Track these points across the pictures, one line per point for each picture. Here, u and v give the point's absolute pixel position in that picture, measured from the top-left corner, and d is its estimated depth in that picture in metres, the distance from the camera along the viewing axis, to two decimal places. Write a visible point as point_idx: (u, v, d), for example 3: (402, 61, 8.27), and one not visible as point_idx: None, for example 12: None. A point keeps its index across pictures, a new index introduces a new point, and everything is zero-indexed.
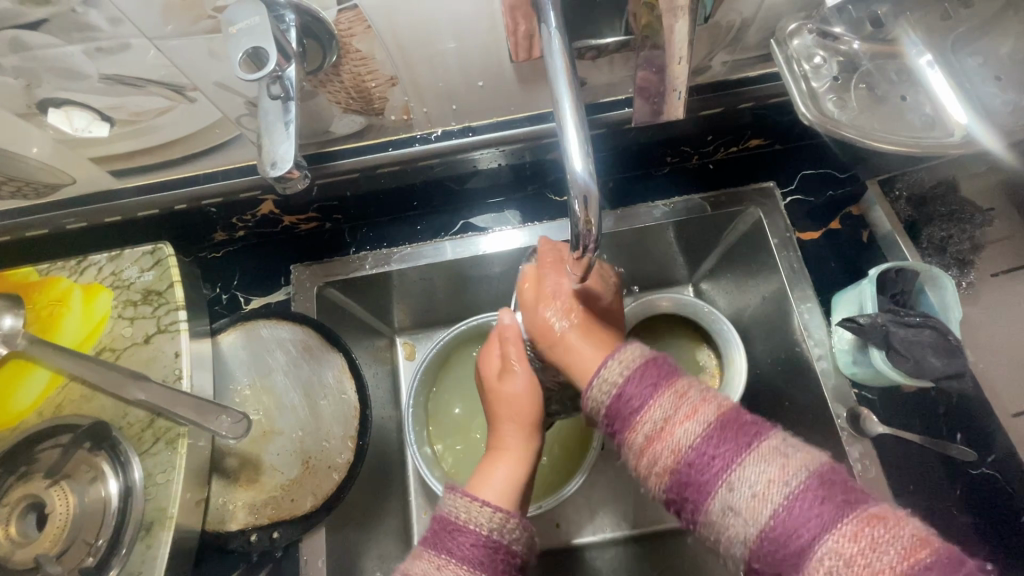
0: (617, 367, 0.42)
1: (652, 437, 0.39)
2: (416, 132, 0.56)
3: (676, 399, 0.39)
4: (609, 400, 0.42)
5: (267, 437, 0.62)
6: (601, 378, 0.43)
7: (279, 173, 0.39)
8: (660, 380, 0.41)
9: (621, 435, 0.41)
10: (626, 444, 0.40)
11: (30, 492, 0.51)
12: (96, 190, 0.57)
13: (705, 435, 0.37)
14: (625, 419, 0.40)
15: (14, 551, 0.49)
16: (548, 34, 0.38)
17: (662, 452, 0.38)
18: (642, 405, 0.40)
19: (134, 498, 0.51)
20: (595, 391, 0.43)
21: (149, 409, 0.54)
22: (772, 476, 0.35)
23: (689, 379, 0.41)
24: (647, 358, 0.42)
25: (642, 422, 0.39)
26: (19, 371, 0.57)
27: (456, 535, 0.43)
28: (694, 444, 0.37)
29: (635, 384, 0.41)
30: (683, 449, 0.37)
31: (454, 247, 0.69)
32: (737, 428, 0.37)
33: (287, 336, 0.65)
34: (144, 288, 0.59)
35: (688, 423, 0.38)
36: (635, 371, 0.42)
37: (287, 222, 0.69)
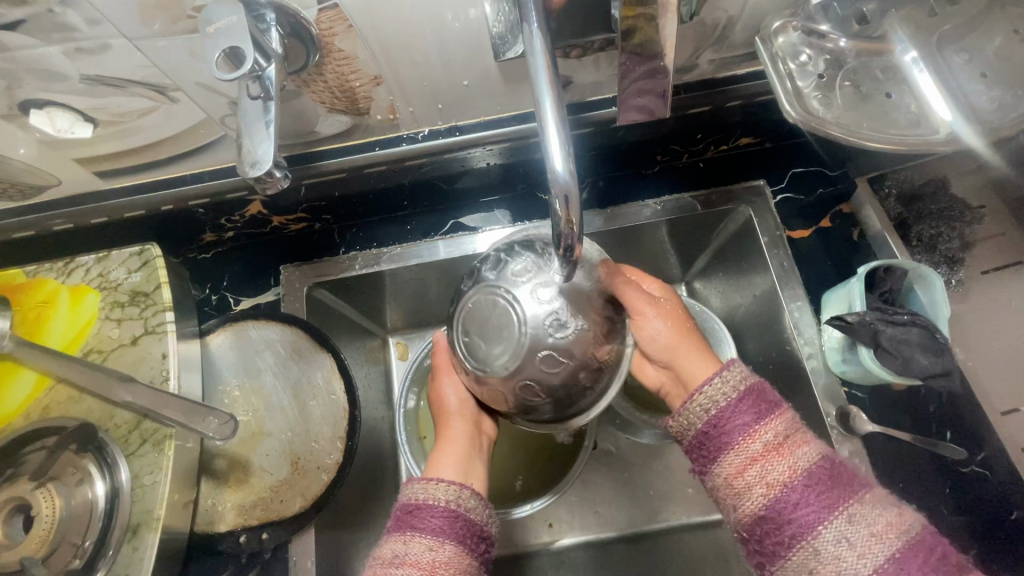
0: (722, 387, 0.46)
1: (759, 458, 0.43)
2: (402, 131, 0.56)
3: (789, 426, 0.44)
4: (718, 409, 0.46)
5: (256, 438, 0.62)
6: (717, 382, 0.47)
7: (259, 173, 0.39)
8: (765, 411, 0.45)
9: (722, 438, 0.45)
10: (733, 444, 0.44)
11: (16, 495, 0.51)
12: (82, 191, 0.57)
13: (816, 465, 0.42)
14: (734, 426, 0.45)
15: (0, 553, 0.49)
16: (529, 33, 0.38)
17: (775, 466, 0.43)
18: (753, 422, 0.44)
19: (121, 500, 0.51)
20: (695, 404, 0.47)
21: (135, 411, 0.54)
22: (888, 520, 0.39)
23: (790, 415, 0.45)
24: (750, 387, 0.46)
25: (755, 435, 0.44)
26: (6, 373, 0.56)
27: (416, 513, 0.45)
28: (807, 469, 0.42)
29: (747, 402, 0.46)
30: (796, 471, 0.42)
31: (444, 246, 0.69)
32: (850, 473, 0.43)
33: (276, 337, 0.65)
34: (131, 289, 0.59)
35: (803, 449, 0.43)
36: (749, 389, 0.46)
37: (276, 222, 0.68)
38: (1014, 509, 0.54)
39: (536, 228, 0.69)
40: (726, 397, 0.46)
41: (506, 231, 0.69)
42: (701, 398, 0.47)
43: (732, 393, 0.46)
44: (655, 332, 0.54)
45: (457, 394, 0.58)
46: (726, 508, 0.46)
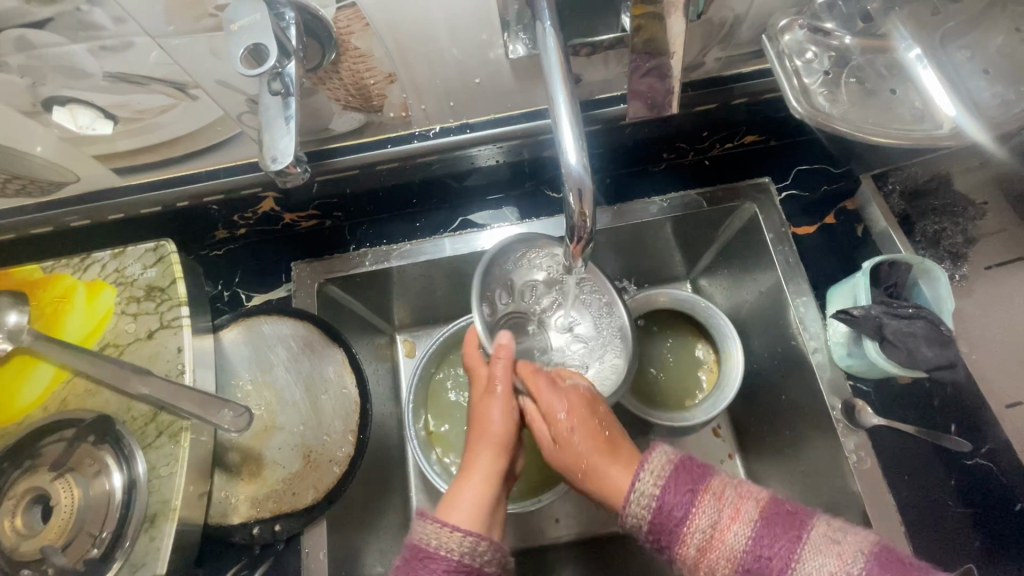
0: (650, 480, 0.45)
1: (704, 547, 0.42)
2: (414, 129, 0.57)
3: (715, 505, 0.43)
4: (650, 519, 0.44)
5: (268, 432, 0.63)
6: (637, 492, 0.45)
7: (280, 168, 0.40)
8: (694, 487, 0.44)
9: (669, 546, 0.44)
10: (677, 549, 0.43)
11: (35, 485, 0.52)
12: (100, 188, 0.58)
13: (758, 528, 0.41)
14: (671, 533, 0.43)
15: (20, 542, 0.50)
16: (543, 31, 0.39)
17: (718, 561, 0.41)
18: (684, 517, 0.43)
19: (138, 490, 0.52)
20: (634, 507, 0.45)
21: (152, 404, 0.55)
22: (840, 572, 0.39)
23: (720, 479, 0.44)
24: (675, 464, 0.45)
25: (690, 534, 0.42)
26: (24, 366, 0.57)
27: (426, 563, 0.46)
28: (745, 549, 0.41)
29: (672, 496, 0.44)
30: (737, 556, 0.41)
31: (453, 243, 0.70)
32: (788, 523, 0.41)
33: (288, 332, 0.66)
34: (147, 284, 0.60)
35: (734, 527, 0.41)
36: (668, 481, 0.44)
37: (287, 219, 0.69)
38: (1018, 501, 0.55)
39: (544, 225, 0.70)
40: (652, 502, 0.44)
41: (515, 227, 0.70)
42: (632, 514, 0.45)
43: (655, 495, 0.44)
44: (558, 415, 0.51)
45: (504, 417, 0.56)
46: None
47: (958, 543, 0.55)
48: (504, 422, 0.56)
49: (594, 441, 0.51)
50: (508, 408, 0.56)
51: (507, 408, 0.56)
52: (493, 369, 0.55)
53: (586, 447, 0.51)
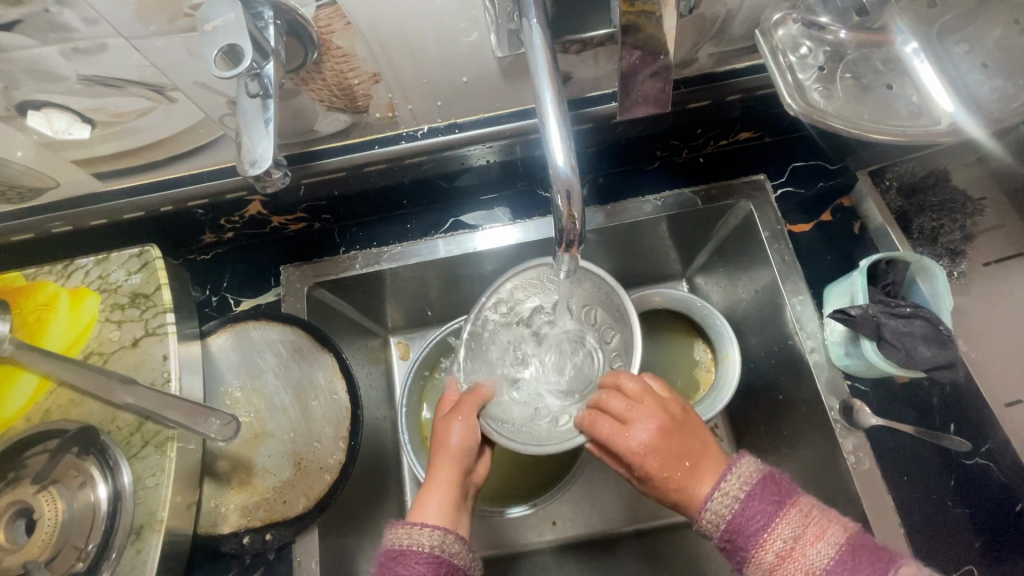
0: (738, 483, 0.45)
1: (782, 556, 0.42)
2: (401, 129, 0.55)
3: (801, 521, 0.43)
4: (727, 521, 0.45)
5: (259, 439, 0.62)
6: (717, 496, 0.46)
7: (259, 172, 0.39)
8: (782, 500, 0.44)
9: (743, 552, 0.44)
10: (752, 554, 0.43)
11: (18, 498, 0.51)
12: (81, 194, 0.56)
13: (838, 556, 0.41)
14: (749, 537, 0.43)
15: (4, 556, 0.49)
16: (527, 26, 0.38)
17: (796, 571, 0.42)
18: (765, 529, 0.43)
19: (123, 502, 0.51)
20: (713, 506, 0.45)
21: (137, 413, 0.54)
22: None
23: (809, 498, 0.45)
24: (765, 476, 0.46)
25: (771, 541, 0.43)
26: (7, 376, 0.56)
27: (401, 559, 0.47)
28: (826, 567, 0.41)
29: (754, 506, 0.44)
30: (815, 570, 0.41)
31: (446, 244, 0.69)
32: (867, 552, 0.41)
33: (277, 337, 0.65)
34: (131, 291, 0.59)
35: (819, 545, 0.42)
36: (751, 490, 0.45)
37: (275, 222, 0.68)
38: (1018, 501, 0.54)
39: (536, 225, 0.69)
40: (733, 508, 0.45)
41: (507, 227, 0.69)
42: (710, 516, 0.46)
43: (737, 500, 0.45)
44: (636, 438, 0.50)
45: (464, 437, 0.55)
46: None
47: (957, 545, 0.54)
48: (463, 440, 0.55)
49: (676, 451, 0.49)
50: (470, 428, 0.55)
51: (468, 427, 0.55)
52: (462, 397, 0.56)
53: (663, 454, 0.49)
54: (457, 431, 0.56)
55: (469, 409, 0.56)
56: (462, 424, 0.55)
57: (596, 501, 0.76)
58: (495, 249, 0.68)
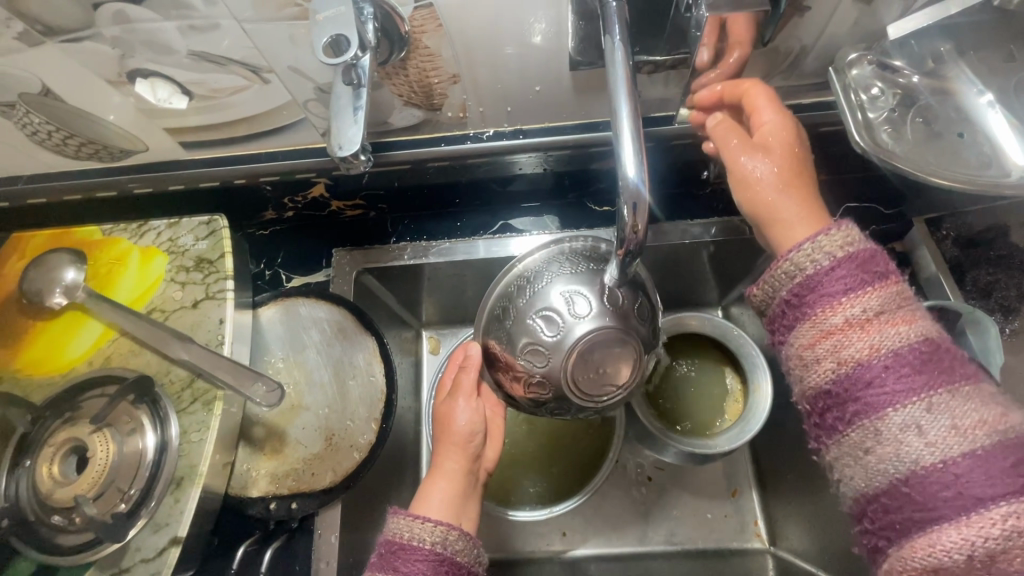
0: (836, 240, 0.42)
1: (851, 326, 0.40)
2: (469, 130, 0.58)
3: (887, 305, 0.40)
4: (808, 271, 0.42)
5: (295, 410, 0.65)
6: (810, 246, 0.42)
7: (346, 155, 0.41)
8: (872, 278, 0.41)
9: (804, 308, 0.42)
10: (816, 309, 0.41)
11: (74, 436, 0.54)
12: (163, 161, 0.60)
13: (909, 348, 0.39)
14: (823, 294, 0.41)
15: (55, 489, 0.52)
16: (610, 41, 0.40)
17: (858, 341, 0.40)
18: (845, 294, 0.40)
19: (169, 452, 0.54)
20: (798, 256, 0.43)
21: (190, 370, 0.57)
22: (979, 417, 0.37)
23: (896, 288, 0.41)
24: (857, 248, 0.42)
25: (846, 306, 0.40)
26: (76, 322, 0.60)
27: (400, 553, 0.48)
28: (895, 349, 0.39)
29: (847, 267, 0.41)
30: (882, 350, 0.39)
31: (487, 245, 0.71)
32: (933, 359, 0.39)
33: (323, 315, 0.67)
34: (197, 256, 0.62)
35: (896, 330, 0.39)
36: (853, 252, 0.42)
37: (334, 207, 0.71)
38: None
39: None
40: (824, 259, 0.42)
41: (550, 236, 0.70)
42: (794, 262, 0.43)
43: (831, 255, 0.42)
44: (759, 170, 0.48)
45: (467, 420, 0.58)
46: (793, 379, 0.45)
47: None
48: (468, 423, 0.58)
49: (797, 197, 0.47)
50: (473, 409, 0.58)
51: (473, 409, 0.59)
52: (462, 377, 0.58)
53: (783, 197, 0.47)
54: (463, 415, 0.59)
55: (471, 389, 0.59)
56: (466, 407, 0.58)
57: (608, 517, 0.77)
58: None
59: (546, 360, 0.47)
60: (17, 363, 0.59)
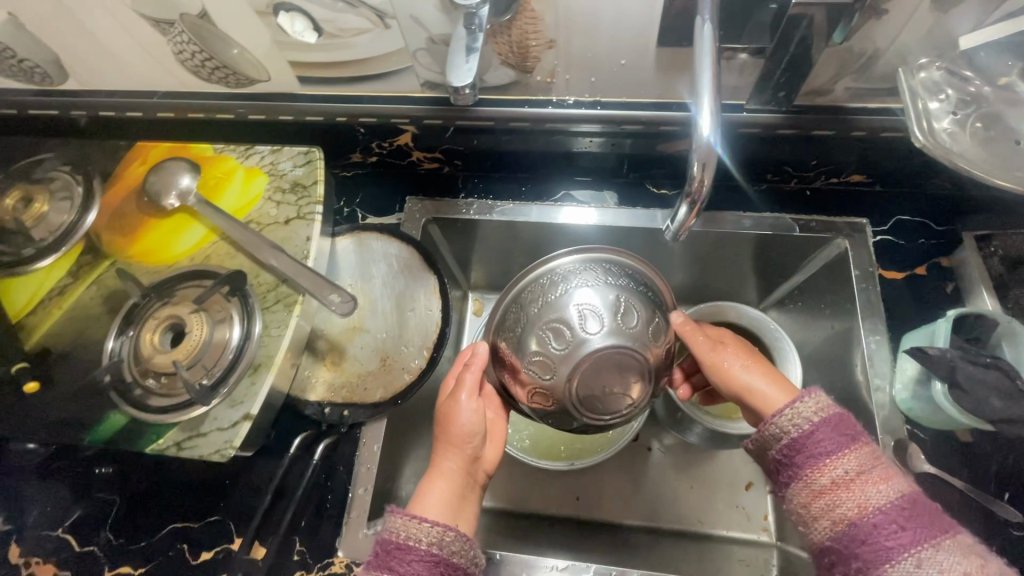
0: (812, 407, 0.51)
1: (837, 483, 0.48)
2: (552, 96, 0.63)
3: (868, 463, 0.48)
4: (793, 436, 0.51)
5: (357, 331, 0.72)
6: (791, 411, 0.52)
7: (456, 88, 0.55)
8: (850, 439, 0.49)
9: (798, 466, 0.50)
10: (806, 469, 0.49)
11: (175, 314, 0.62)
12: (276, 93, 0.68)
13: (891, 502, 0.46)
14: (812, 455, 0.49)
15: (154, 355, 0.60)
16: (701, 20, 0.46)
17: (847, 497, 0.47)
18: (830, 454, 0.49)
19: (251, 341, 0.61)
20: (784, 421, 0.52)
21: (277, 275, 0.64)
22: (966, 569, 0.42)
23: (874, 448, 0.49)
24: (831, 413, 0.51)
25: (831, 467, 0.48)
26: (184, 222, 0.69)
27: (396, 553, 0.49)
28: (880, 505, 0.46)
29: (826, 431, 0.50)
30: (868, 506, 0.46)
31: (539, 211, 0.76)
32: (916, 510, 0.45)
33: (393, 251, 0.74)
34: (293, 180, 0.70)
35: (878, 485, 0.47)
36: (832, 416, 0.51)
37: (414, 157, 0.78)
38: None
39: (634, 214, 0.74)
40: (804, 424, 0.51)
41: (599, 209, 0.75)
42: (780, 425, 0.52)
43: (810, 419, 0.51)
44: (733, 367, 0.61)
45: (470, 419, 0.58)
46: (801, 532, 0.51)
47: None
48: (470, 422, 0.58)
49: (762, 373, 0.60)
50: (474, 407, 0.58)
51: (475, 408, 0.58)
52: (463, 375, 0.59)
53: (753, 376, 0.60)
54: (465, 413, 0.59)
55: (473, 386, 0.59)
56: (469, 405, 0.58)
57: (623, 485, 0.81)
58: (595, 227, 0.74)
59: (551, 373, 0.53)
60: (131, 251, 0.68)
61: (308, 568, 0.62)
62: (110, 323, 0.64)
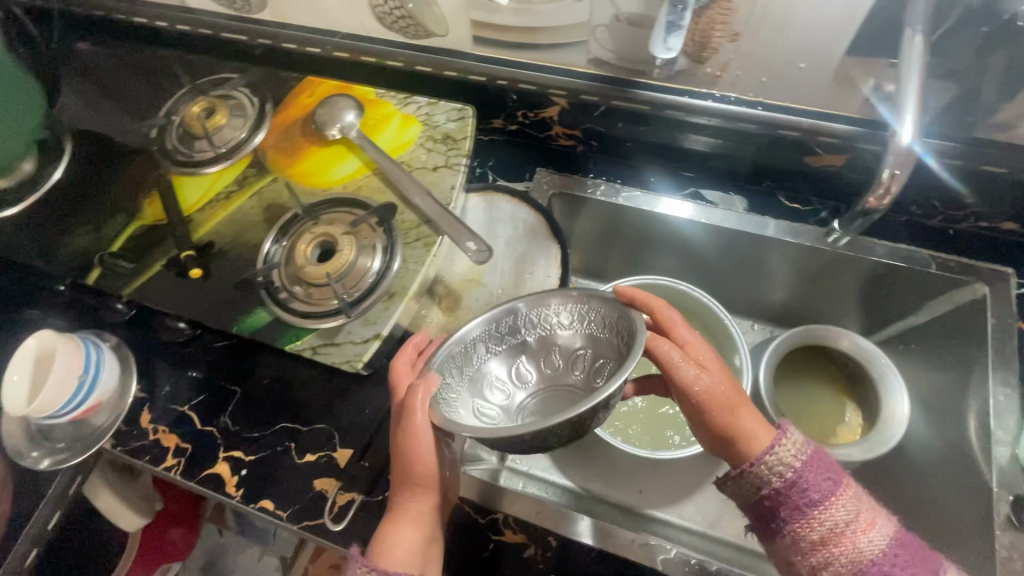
0: (793, 449, 0.51)
1: (831, 532, 0.49)
2: (711, 91, 0.64)
3: (852, 506, 0.50)
4: (782, 481, 0.51)
5: (474, 283, 0.76)
6: (776, 454, 0.51)
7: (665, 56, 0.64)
8: (834, 480, 0.51)
9: (790, 515, 0.50)
10: (796, 521, 0.50)
11: (328, 233, 0.67)
12: (448, 49, 0.73)
13: (882, 545, 0.48)
14: (803, 502, 0.50)
15: (305, 266, 0.65)
16: (911, 32, 0.49)
17: (844, 549, 0.48)
18: (821, 499, 0.50)
19: (392, 270, 0.66)
20: (767, 464, 0.51)
21: (421, 216, 0.69)
22: None
23: (851, 483, 0.52)
24: (810, 449, 0.52)
25: (824, 515, 0.49)
26: (342, 153, 0.74)
27: None
28: (877, 552, 0.48)
29: (810, 472, 0.51)
30: (866, 554, 0.48)
31: (653, 202, 0.79)
32: (903, 547, 0.49)
33: (520, 215, 0.77)
34: (445, 132, 0.75)
35: (868, 530, 0.49)
36: (810, 456, 0.52)
37: (553, 132, 0.81)
38: None
39: (761, 223, 0.76)
40: (789, 468, 0.51)
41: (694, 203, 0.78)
42: (766, 471, 0.51)
43: (793, 464, 0.51)
44: (699, 382, 0.55)
45: (426, 462, 0.56)
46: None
47: None
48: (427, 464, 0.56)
49: (744, 412, 0.56)
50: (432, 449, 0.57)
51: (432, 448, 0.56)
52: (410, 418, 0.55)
53: (739, 421, 0.55)
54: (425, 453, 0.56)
55: (424, 431, 0.56)
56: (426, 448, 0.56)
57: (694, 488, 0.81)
58: (718, 228, 0.77)
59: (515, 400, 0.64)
60: (291, 171, 0.74)
61: None
62: (267, 230, 0.70)
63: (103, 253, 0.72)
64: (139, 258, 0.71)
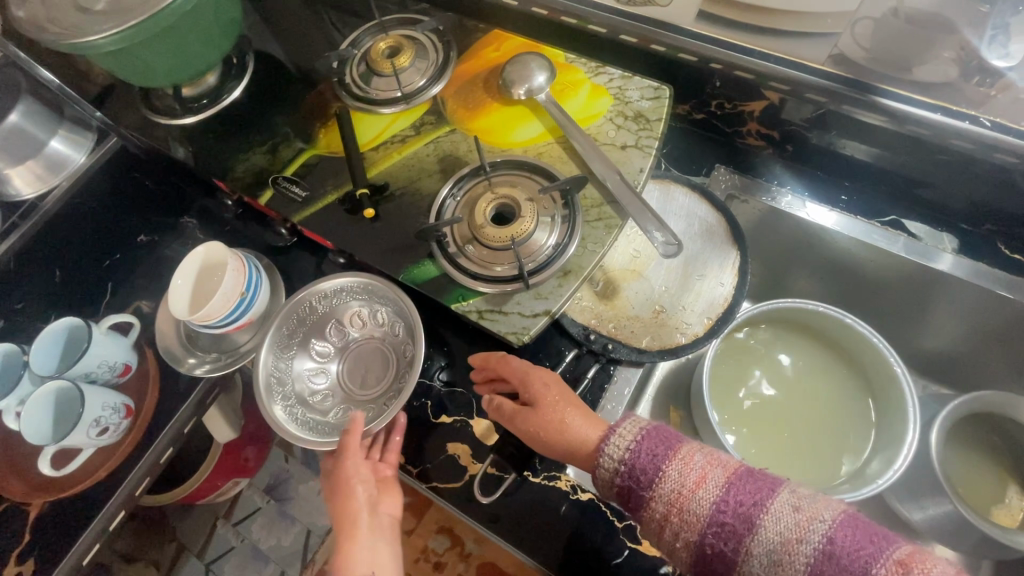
0: (623, 441, 0.52)
1: (674, 499, 0.48)
2: (970, 112, 0.57)
3: (684, 466, 0.49)
4: (623, 469, 0.51)
5: (636, 274, 0.72)
6: (611, 446, 0.52)
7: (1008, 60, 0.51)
8: (661, 450, 0.50)
9: (643, 502, 0.49)
10: (644, 501, 0.49)
11: (511, 197, 0.65)
12: (661, 19, 0.66)
13: (721, 495, 0.47)
14: (642, 483, 0.49)
15: (484, 227, 0.63)
16: None
17: (689, 513, 0.47)
18: (657, 471, 0.49)
19: (570, 246, 0.62)
20: (606, 463, 0.52)
21: (604, 195, 0.65)
22: (805, 523, 0.44)
23: (688, 446, 0.51)
24: (642, 432, 0.52)
25: (661, 487, 0.49)
26: (524, 115, 0.71)
27: None
28: (715, 503, 0.46)
29: (641, 450, 0.51)
30: (707, 508, 0.46)
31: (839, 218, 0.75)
32: (742, 485, 0.47)
33: (699, 213, 0.74)
34: (638, 110, 0.69)
35: (703, 487, 0.47)
36: (643, 437, 0.51)
37: (745, 127, 0.77)
38: None
39: (964, 266, 0.71)
40: (623, 454, 0.51)
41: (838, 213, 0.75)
42: (606, 465, 0.52)
43: (626, 450, 0.51)
44: (526, 413, 0.60)
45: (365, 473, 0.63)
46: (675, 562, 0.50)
47: None
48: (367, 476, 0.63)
49: (579, 415, 0.58)
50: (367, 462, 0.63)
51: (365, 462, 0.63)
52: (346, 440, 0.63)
53: (571, 421, 0.58)
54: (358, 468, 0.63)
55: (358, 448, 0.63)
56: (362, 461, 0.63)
57: None
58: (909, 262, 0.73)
59: (331, 373, 0.72)
60: (469, 124, 0.72)
61: (535, 471, 0.65)
62: (441, 181, 0.68)
63: (276, 175, 0.72)
64: (311, 188, 0.70)
